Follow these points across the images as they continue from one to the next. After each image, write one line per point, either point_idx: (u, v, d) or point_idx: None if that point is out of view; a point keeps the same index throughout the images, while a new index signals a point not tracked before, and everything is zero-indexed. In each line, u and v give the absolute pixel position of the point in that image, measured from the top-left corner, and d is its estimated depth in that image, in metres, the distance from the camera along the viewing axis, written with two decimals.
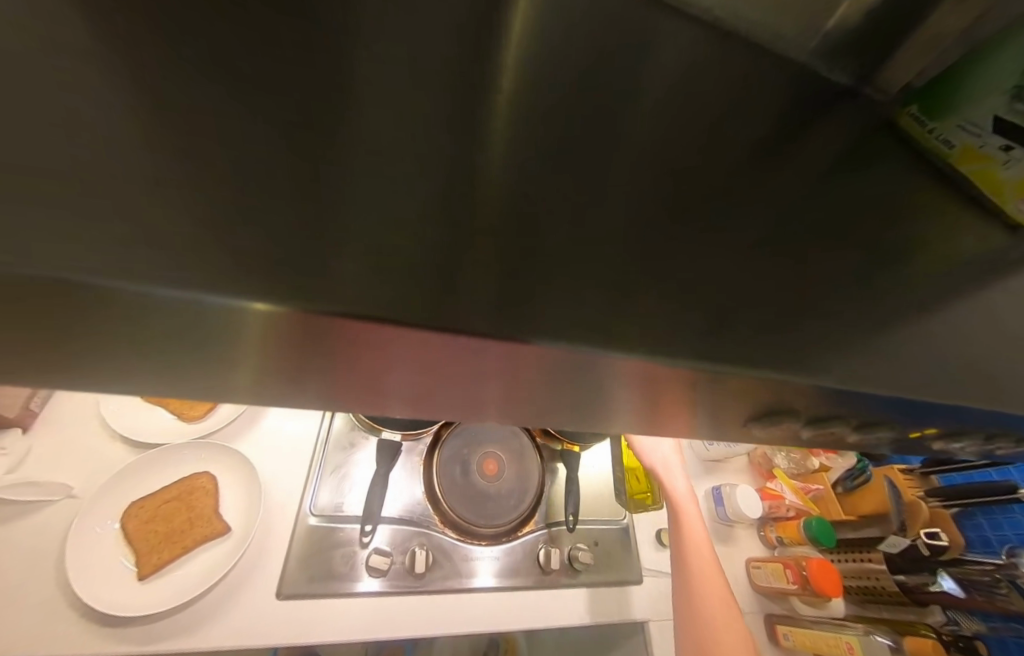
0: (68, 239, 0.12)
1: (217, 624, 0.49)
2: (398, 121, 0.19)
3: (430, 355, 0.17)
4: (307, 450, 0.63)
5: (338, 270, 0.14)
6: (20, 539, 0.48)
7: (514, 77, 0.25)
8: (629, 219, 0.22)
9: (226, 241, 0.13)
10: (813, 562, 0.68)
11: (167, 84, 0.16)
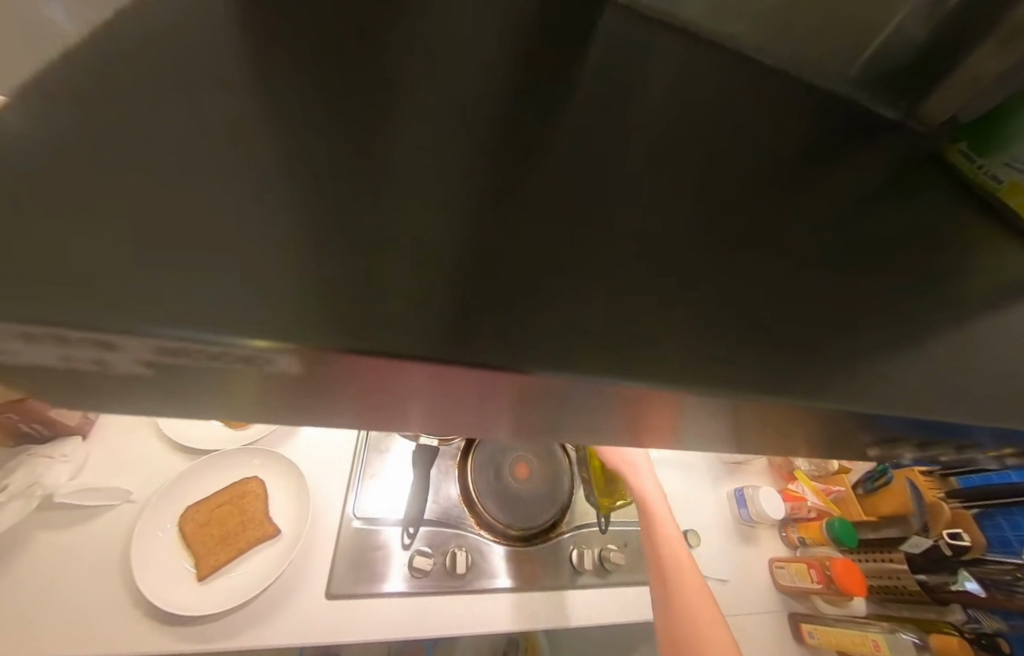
0: (142, 293, 0.11)
1: (272, 623, 0.52)
2: (512, 171, 0.21)
3: (438, 391, 0.16)
4: (348, 454, 0.65)
5: (361, 307, 0.14)
6: (87, 541, 0.51)
7: (604, 120, 0.26)
8: (720, 258, 0.23)
9: (280, 283, 0.13)
10: (838, 563, 0.70)
11: (333, 153, 0.18)
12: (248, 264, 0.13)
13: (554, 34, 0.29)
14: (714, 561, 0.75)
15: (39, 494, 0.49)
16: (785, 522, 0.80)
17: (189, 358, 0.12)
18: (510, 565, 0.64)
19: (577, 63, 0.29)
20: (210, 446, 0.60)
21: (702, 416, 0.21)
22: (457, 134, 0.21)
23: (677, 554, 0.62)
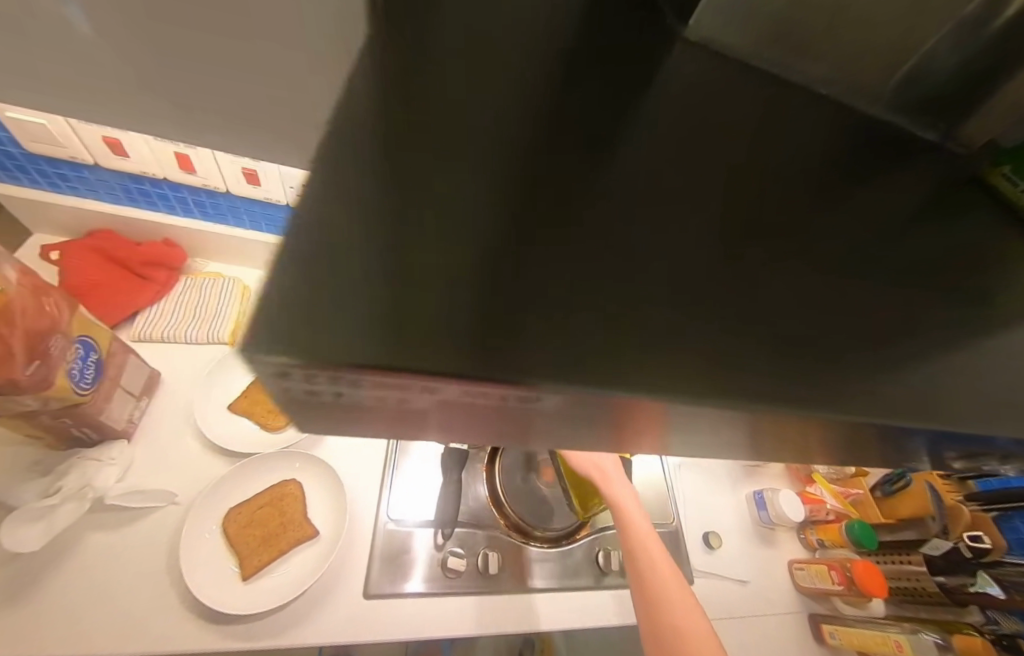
0: (307, 320, 0.12)
1: (313, 622, 0.53)
2: (613, 202, 0.22)
3: (521, 410, 0.16)
4: (379, 457, 0.67)
5: (474, 336, 0.14)
6: (135, 542, 0.53)
7: (688, 146, 0.27)
8: (801, 280, 0.24)
9: (414, 311, 0.13)
10: (859, 565, 0.71)
11: (466, 185, 0.18)
12: (375, 291, 0.13)
13: (626, 56, 0.30)
14: (734, 561, 0.77)
15: (91, 495, 0.51)
16: (803, 524, 0.82)
17: (316, 384, 0.12)
18: (534, 566, 0.65)
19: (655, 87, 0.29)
20: (247, 449, 0.61)
21: (775, 435, 0.22)
22: (563, 165, 0.22)
23: (650, 566, 0.57)
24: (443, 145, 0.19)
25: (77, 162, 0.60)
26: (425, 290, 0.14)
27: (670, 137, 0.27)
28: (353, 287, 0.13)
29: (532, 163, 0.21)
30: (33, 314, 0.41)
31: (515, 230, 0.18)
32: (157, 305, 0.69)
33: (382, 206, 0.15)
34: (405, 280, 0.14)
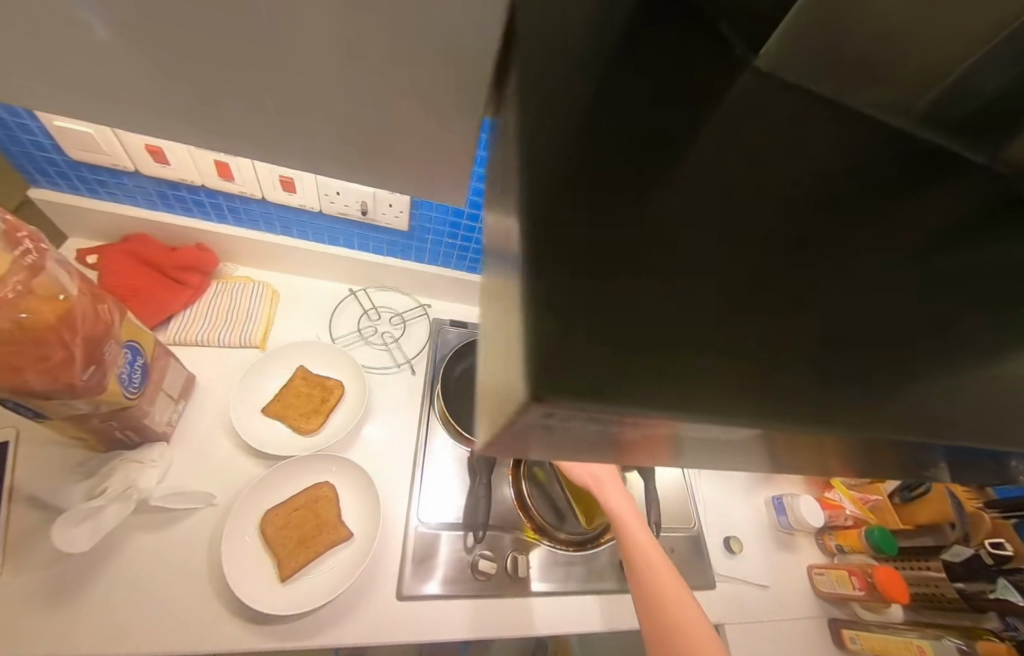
0: (581, 363, 0.11)
1: (351, 622, 0.54)
2: (762, 215, 0.21)
3: (709, 439, 0.17)
4: (408, 460, 0.69)
5: (695, 374, 0.14)
6: (176, 543, 0.54)
7: (809, 149, 0.26)
8: (915, 290, 0.22)
9: (648, 351, 0.14)
10: (880, 569, 0.71)
11: (642, 202, 0.18)
12: (616, 327, 0.13)
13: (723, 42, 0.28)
14: (755, 565, 0.78)
15: (135, 497, 0.52)
16: (822, 530, 0.83)
17: (584, 425, 0.12)
18: (547, 568, 0.65)
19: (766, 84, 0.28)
20: (284, 451, 0.63)
21: (864, 457, 0.22)
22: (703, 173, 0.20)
23: (648, 564, 0.57)
24: (619, 158, 0.18)
25: (118, 169, 0.61)
26: (644, 324, 0.14)
27: (795, 143, 0.26)
28: (603, 324, 0.13)
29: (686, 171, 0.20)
30: (90, 322, 0.41)
31: (696, 256, 0.18)
32: (190, 309, 0.71)
33: (589, 230, 0.15)
34: (628, 314, 0.14)
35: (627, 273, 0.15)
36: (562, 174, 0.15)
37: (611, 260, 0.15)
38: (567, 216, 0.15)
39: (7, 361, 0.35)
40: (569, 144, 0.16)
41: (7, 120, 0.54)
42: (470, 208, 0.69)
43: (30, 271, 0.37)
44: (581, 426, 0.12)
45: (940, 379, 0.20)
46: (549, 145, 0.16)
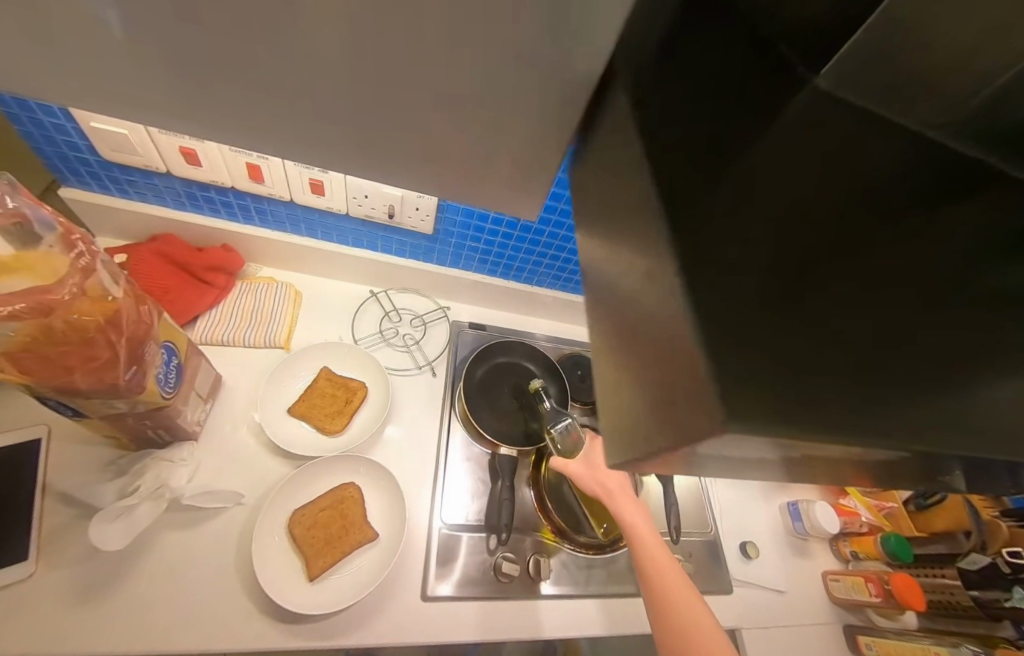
0: (747, 398, 0.14)
1: (377, 623, 0.55)
2: (861, 243, 0.22)
3: (843, 453, 0.18)
4: (430, 461, 0.70)
5: (832, 401, 0.16)
6: (205, 541, 0.54)
7: (878, 170, 0.27)
8: (980, 305, 0.23)
9: (792, 381, 0.16)
10: (896, 576, 0.72)
11: (765, 243, 0.20)
12: (764, 364, 0.16)
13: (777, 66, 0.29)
14: (771, 570, 0.79)
15: (167, 496, 0.52)
16: (837, 537, 0.84)
17: (749, 445, 0.15)
18: (561, 571, 0.66)
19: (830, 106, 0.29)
20: (311, 452, 0.63)
21: (922, 470, 0.22)
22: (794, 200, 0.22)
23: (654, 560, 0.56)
24: (739, 207, 0.21)
25: (149, 169, 0.62)
26: (786, 359, 0.16)
27: (875, 165, 0.26)
28: (752, 363, 0.16)
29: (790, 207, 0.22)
30: (135, 323, 0.42)
31: (814, 289, 0.20)
32: (216, 309, 0.71)
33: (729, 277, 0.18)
34: (771, 351, 0.16)
35: (764, 312, 0.17)
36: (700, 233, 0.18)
37: (751, 302, 0.17)
38: (712, 269, 0.18)
39: (59, 359, 0.36)
40: (696, 202, 0.19)
41: (44, 120, 0.55)
42: (495, 213, 0.70)
43: (84, 274, 0.37)
44: (737, 443, 0.16)
45: (1003, 396, 0.20)
46: (684, 208, 0.19)
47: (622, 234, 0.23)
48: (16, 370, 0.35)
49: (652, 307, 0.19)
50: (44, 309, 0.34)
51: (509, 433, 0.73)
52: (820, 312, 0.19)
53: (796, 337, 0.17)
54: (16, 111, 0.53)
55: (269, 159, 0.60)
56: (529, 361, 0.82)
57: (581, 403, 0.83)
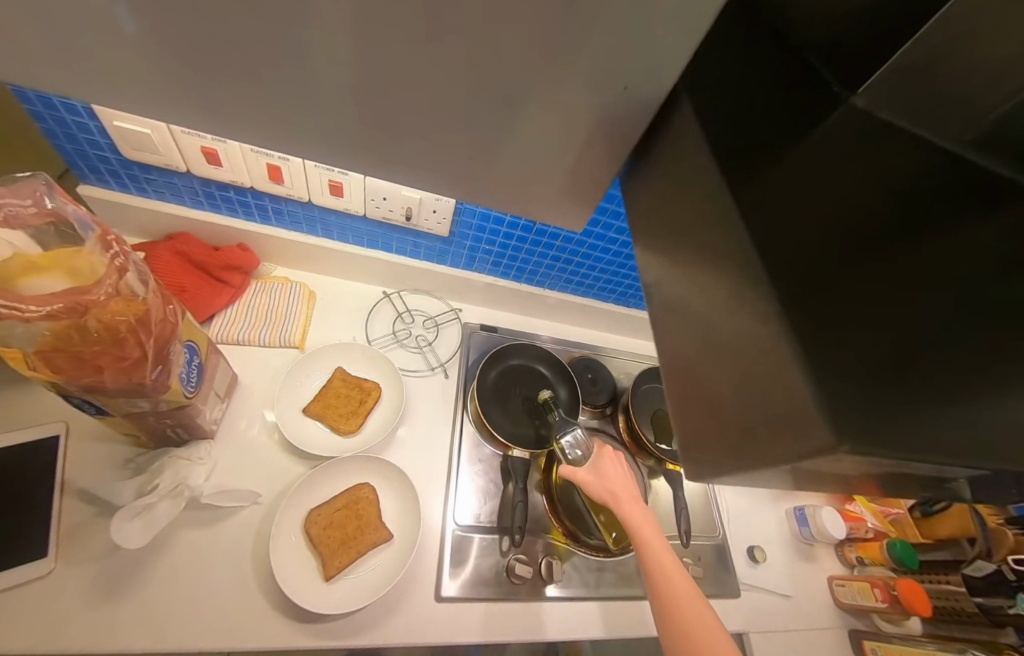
0: (841, 422, 0.18)
1: (392, 623, 0.55)
2: (902, 272, 0.24)
3: (919, 471, 0.20)
4: (443, 462, 0.70)
5: (914, 425, 0.19)
6: (223, 539, 0.54)
7: (906, 188, 0.28)
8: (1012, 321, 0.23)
9: (872, 407, 0.19)
10: (903, 583, 0.72)
11: (828, 281, 0.23)
12: (845, 390, 0.19)
13: (792, 102, 0.31)
14: (778, 575, 0.79)
15: (186, 495, 0.52)
16: (842, 542, 0.85)
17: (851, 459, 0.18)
18: (572, 574, 0.66)
19: (851, 136, 0.30)
20: (326, 452, 0.64)
21: (957, 485, 0.23)
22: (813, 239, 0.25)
23: (655, 559, 0.54)
24: (805, 249, 0.24)
25: (169, 168, 0.62)
26: (862, 387, 0.19)
27: (910, 191, 0.28)
28: (834, 389, 0.19)
29: (838, 247, 0.25)
30: (161, 323, 0.42)
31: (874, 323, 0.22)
32: (231, 308, 0.72)
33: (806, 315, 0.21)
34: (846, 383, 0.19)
35: (839, 343, 0.21)
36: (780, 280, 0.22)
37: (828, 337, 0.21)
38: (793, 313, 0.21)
39: (89, 358, 0.36)
40: (772, 249, 0.23)
41: (67, 118, 0.55)
42: (511, 216, 0.70)
43: (120, 274, 0.37)
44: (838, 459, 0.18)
45: None
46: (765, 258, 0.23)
47: (703, 271, 0.26)
48: (44, 368, 0.35)
49: (740, 329, 0.23)
50: (80, 309, 0.34)
51: (520, 435, 0.74)
52: (880, 343, 0.21)
53: (865, 367, 0.20)
54: (40, 108, 0.53)
55: (290, 160, 0.60)
56: (540, 364, 0.83)
57: (591, 406, 0.83)
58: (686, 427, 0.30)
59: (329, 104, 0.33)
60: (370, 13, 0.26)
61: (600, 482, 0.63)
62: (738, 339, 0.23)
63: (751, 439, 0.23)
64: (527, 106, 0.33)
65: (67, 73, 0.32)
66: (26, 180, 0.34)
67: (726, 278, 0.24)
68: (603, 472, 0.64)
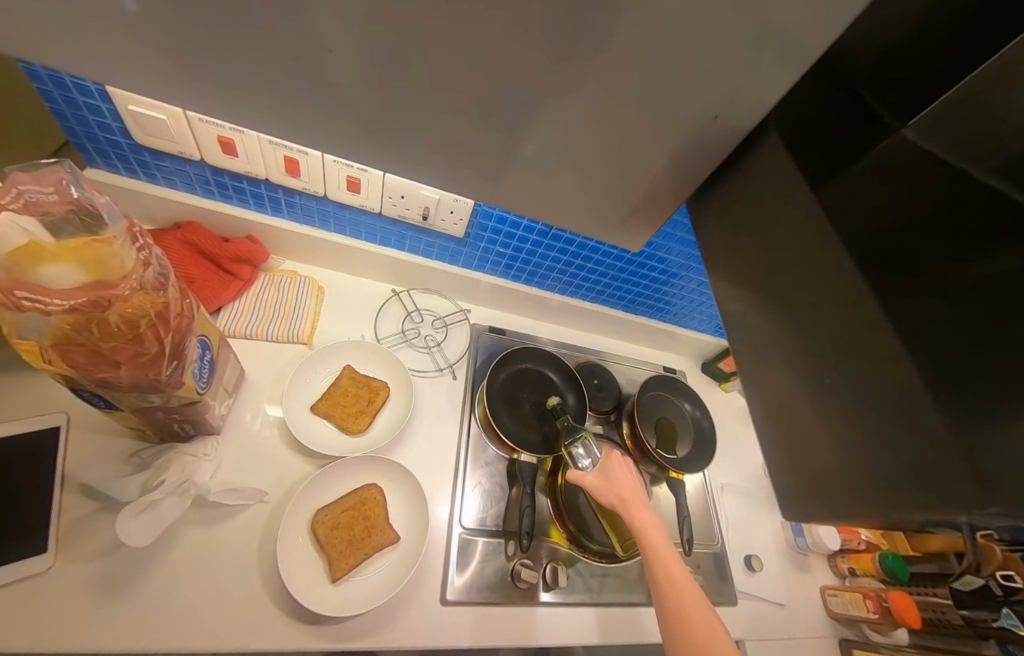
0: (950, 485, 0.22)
1: (397, 625, 0.55)
2: (904, 313, 0.27)
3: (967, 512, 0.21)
4: (450, 464, 0.70)
5: (970, 472, 0.21)
6: (231, 536, 0.54)
7: (903, 233, 0.32)
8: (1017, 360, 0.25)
9: (949, 462, 0.22)
10: (895, 595, 0.75)
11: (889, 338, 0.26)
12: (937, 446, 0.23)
13: (807, 152, 0.35)
14: (773, 584, 0.81)
15: (193, 492, 0.52)
16: (835, 553, 0.87)
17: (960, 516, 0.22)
18: (575, 580, 0.66)
19: (857, 180, 0.34)
20: (333, 451, 0.63)
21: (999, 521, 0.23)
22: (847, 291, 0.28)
23: (659, 556, 0.55)
24: (857, 311, 0.28)
25: (182, 156, 0.60)
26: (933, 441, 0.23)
27: (905, 238, 0.31)
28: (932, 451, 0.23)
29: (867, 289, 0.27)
30: (179, 318, 0.42)
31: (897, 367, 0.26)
32: (239, 301, 0.70)
33: (896, 383, 0.25)
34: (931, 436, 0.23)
35: (905, 401, 0.25)
36: (876, 351, 0.27)
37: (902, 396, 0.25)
38: (881, 378, 0.26)
39: (108, 353, 0.35)
40: (856, 322, 0.28)
41: (78, 99, 0.53)
42: (529, 220, 0.70)
43: (145, 268, 0.38)
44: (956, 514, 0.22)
45: None
46: (867, 329, 0.27)
47: (806, 328, 0.31)
48: (58, 362, 0.34)
49: (840, 379, 0.28)
50: (103, 303, 0.34)
51: (527, 440, 0.73)
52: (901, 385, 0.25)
53: (927, 420, 0.23)
54: (50, 88, 0.52)
55: (309, 153, 0.59)
56: (549, 370, 0.83)
57: (597, 412, 0.84)
58: (795, 462, 0.32)
59: (377, 102, 0.33)
60: (434, 22, 0.26)
61: (602, 484, 0.63)
62: (839, 378, 0.28)
63: (880, 486, 0.26)
64: (576, 109, 0.33)
65: (104, 60, 0.31)
66: (50, 167, 0.33)
67: (817, 337, 0.30)
68: (604, 475, 0.64)
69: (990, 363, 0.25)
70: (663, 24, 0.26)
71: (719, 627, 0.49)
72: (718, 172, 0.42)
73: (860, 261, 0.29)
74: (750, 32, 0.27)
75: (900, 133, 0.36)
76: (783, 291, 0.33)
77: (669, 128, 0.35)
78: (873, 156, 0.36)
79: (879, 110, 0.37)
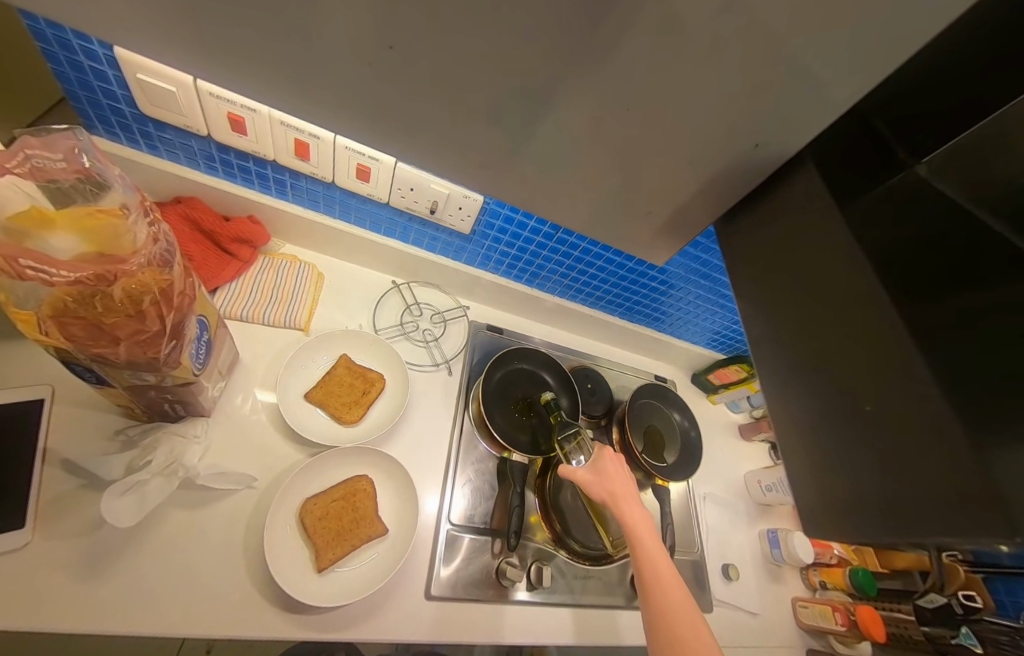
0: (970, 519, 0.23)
1: (382, 618, 0.55)
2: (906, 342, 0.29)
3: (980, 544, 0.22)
4: (442, 459, 0.71)
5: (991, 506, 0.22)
6: (218, 520, 0.53)
7: (899, 263, 0.34)
8: (993, 393, 0.27)
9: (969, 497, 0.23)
10: (862, 609, 0.78)
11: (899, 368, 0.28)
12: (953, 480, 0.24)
13: (819, 179, 0.36)
14: (748, 594, 0.83)
15: (180, 474, 0.50)
16: (808, 567, 0.89)
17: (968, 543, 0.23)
18: (557, 580, 0.67)
19: (862, 211, 0.36)
20: (325, 440, 0.63)
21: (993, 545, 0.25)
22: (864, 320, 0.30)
23: (649, 556, 0.56)
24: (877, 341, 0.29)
25: (188, 130, 0.59)
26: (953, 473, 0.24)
27: (902, 270, 0.33)
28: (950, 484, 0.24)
29: None
30: (182, 297, 0.41)
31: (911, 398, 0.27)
32: (236, 282, 0.69)
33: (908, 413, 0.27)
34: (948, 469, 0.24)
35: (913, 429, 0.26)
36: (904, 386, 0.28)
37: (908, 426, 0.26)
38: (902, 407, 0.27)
39: (108, 328, 0.35)
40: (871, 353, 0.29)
41: (83, 62, 0.51)
42: (536, 220, 0.71)
43: (154, 244, 0.37)
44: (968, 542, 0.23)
45: None
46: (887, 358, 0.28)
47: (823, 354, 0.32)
48: (55, 334, 0.33)
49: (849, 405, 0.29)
50: (108, 277, 0.34)
51: (520, 439, 0.74)
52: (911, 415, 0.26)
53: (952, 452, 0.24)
54: (54, 50, 0.50)
55: (320, 137, 0.59)
56: (546, 372, 0.83)
57: (589, 415, 0.85)
58: (806, 485, 0.33)
59: (404, 96, 0.33)
60: (471, 26, 0.26)
61: (594, 476, 0.64)
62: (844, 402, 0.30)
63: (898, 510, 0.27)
64: (600, 115, 0.33)
65: (119, 32, 0.30)
66: (63, 132, 0.31)
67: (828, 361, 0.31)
68: (597, 468, 0.65)
69: (965, 394, 0.27)
70: (694, 37, 0.26)
71: (704, 630, 0.49)
72: (745, 193, 0.43)
73: (884, 292, 0.30)
74: (773, 61, 0.28)
75: (914, 169, 0.39)
76: (814, 316, 0.34)
77: (692, 140, 0.35)
78: (880, 191, 0.38)
79: (893, 145, 0.39)
